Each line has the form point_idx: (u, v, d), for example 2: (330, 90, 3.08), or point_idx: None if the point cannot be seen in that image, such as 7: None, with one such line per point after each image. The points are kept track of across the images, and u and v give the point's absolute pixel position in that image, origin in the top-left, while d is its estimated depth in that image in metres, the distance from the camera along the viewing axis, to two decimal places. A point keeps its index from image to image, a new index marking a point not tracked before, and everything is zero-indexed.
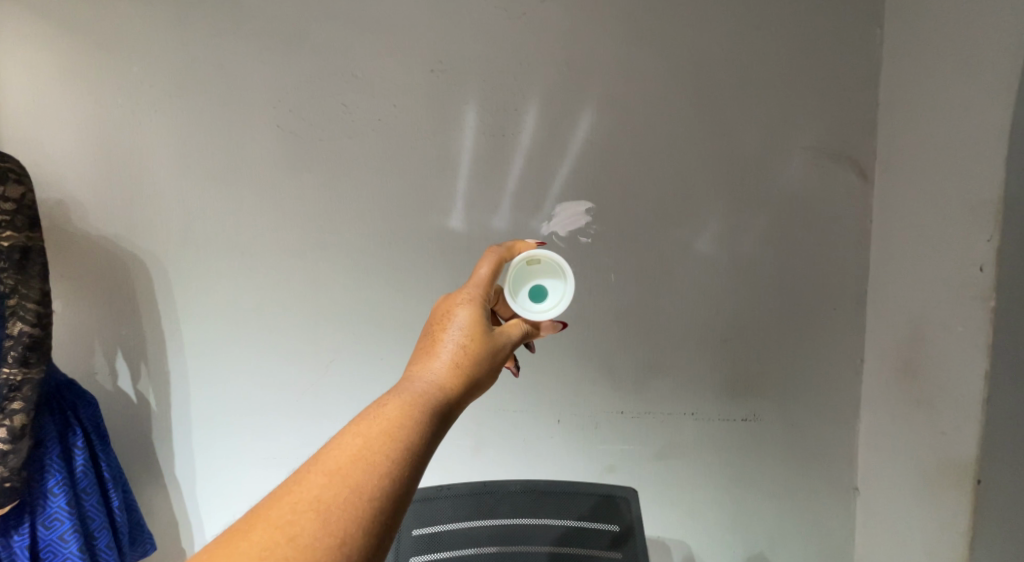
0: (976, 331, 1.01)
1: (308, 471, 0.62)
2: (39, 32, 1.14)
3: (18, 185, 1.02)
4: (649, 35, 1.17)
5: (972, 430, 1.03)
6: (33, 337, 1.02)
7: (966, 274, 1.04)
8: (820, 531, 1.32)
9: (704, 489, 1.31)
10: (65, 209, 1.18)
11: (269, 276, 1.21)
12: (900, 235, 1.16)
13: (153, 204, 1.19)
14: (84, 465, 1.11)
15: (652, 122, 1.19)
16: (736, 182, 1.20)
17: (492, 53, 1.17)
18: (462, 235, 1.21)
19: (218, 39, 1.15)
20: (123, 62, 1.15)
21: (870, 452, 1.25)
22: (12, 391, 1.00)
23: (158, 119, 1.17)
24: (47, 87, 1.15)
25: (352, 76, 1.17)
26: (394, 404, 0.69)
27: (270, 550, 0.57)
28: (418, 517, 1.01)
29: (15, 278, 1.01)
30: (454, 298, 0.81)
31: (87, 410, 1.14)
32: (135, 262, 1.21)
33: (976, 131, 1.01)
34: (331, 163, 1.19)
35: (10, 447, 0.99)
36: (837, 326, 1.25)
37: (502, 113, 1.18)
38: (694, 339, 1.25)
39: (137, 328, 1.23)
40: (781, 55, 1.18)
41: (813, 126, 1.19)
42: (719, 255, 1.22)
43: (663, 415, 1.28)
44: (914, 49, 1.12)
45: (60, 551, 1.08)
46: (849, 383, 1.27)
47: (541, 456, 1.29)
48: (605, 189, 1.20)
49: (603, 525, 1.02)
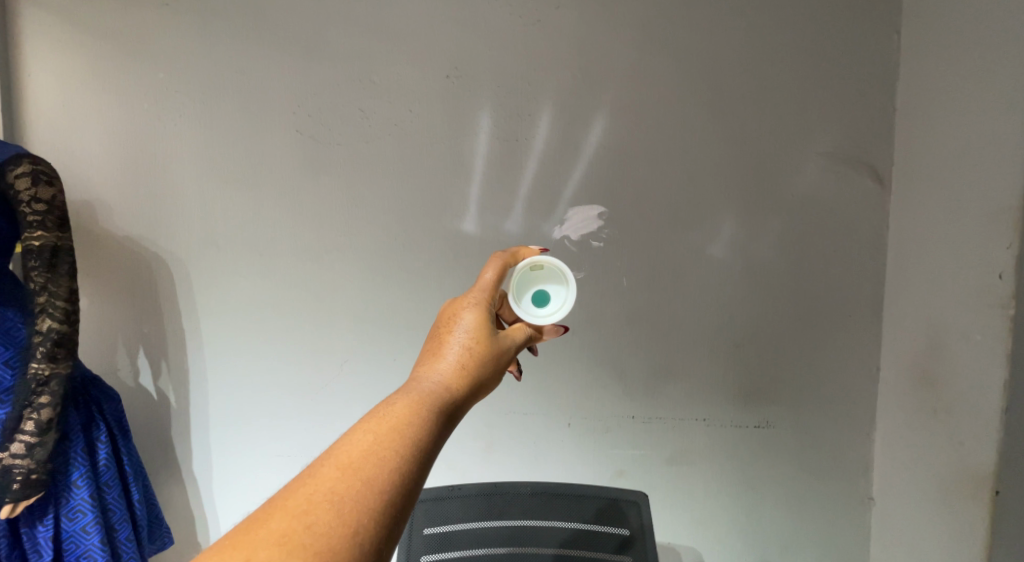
0: (994, 340, 1.01)
1: (322, 465, 0.64)
2: (70, 39, 1.18)
3: (49, 186, 1.06)
4: (662, 41, 1.17)
5: (990, 439, 1.02)
6: (61, 333, 1.05)
7: (983, 282, 1.03)
8: (833, 540, 1.30)
9: (716, 494, 1.30)
10: (92, 209, 1.22)
11: (286, 276, 1.24)
12: (918, 242, 1.15)
13: (176, 207, 1.22)
14: (107, 459, 1.15)
15: (665, 126, 1.19)
16: (750, 188, 1.20)
17: (507, 59, 1.18)
18: (474, 238, 1.22)
19: (240, 47, 1.18)
20: (149, 67, 1.19)
21: (886, 461, 1.24)
22: (41, 385, 1.04)
23: (182, 123, 1.20)
24: (76, 93, 1.19)
25: (369, 82, 1.19)
26: (403, 402, 0.70)
27: (288, 537, 0.59)
28: (431, 516, 1.02)
29: (45, 276, 1.05)
30: (459, 301, 0.83)
31: (110, 406, 1.18)
32: (158, 262, 1.24)
33: (995, 139, 1.01)
34: (347, 166, 1.21)
35: (37, 440, 1.03)
36: (852, 333, 1.24)
37: (516, 117, 1.19)
38: (706, 344, 1.25)
39: (159, 326, 1.26)
40: (797, 61, 1.18)
41: (829, 130, 1.19)
42: (731, 260, 1.22)
43: (675, 421, 1.28)
44: (933, 54, 1.11)
45: (83, 543, 1.11)
46: (864, 391, 1.25)
47: (551, 459, 1.29)
48: (618, 194, 1.21)
49: (612, 528, 1.02)
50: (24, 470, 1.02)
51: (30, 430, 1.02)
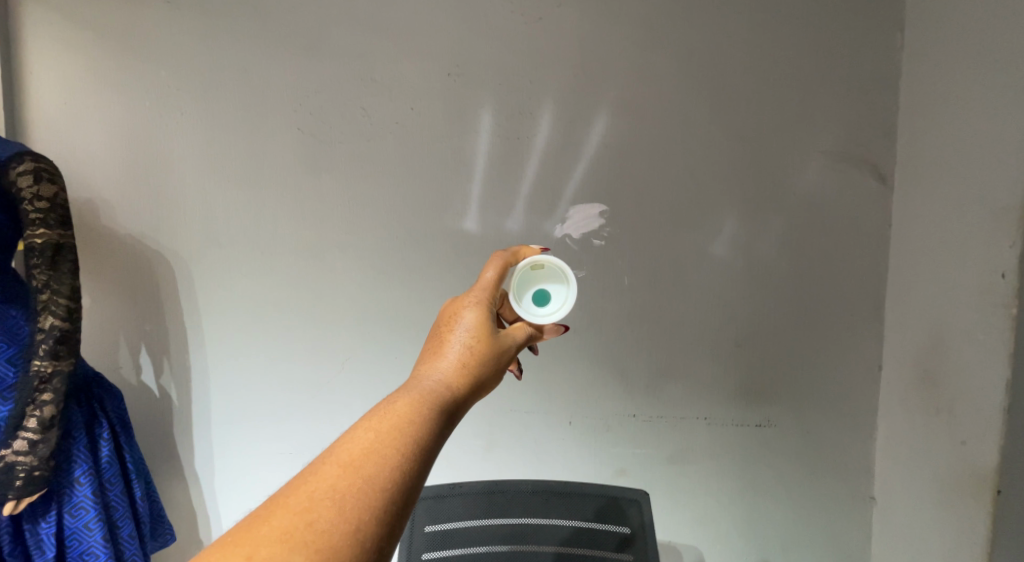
0: (997, 339, 1.01)
1: (323, 463, 0.64)
2: (72, 37, 1.18)
3: (51, 184, 1.07)
4: (664, 38, 1.17)
5: (993, 438, 1.02)
6: (64, 330, 1.06)
7: (986, 281, 1.03)
8: (834, 539, 1.30)
9: (717, 493, 1.30)
10: (93, 207, 1.22)
11: (288, 274, 1.24)
12: (921, 241, 1.14)
13: (178, 205, 1.22)
14: (110, 455, 1.15)
15: (667, 124, 1.19)
16: (752, 186, 1.20)
17: (508, 56, 1.18)
18: (476, 237, 1.22)
19: (242, 45, 1.18)
20: (151, 65, 1.19)
21: (887, 460, 1.24)
22: (43, 382, 1.04)
23: (183, 121, 1.20)
24: (78, 91, 1.19)
25: (371, 80, 1.19)
26: (404, 400, 0.70)
27: (289, 534, 0.59)
28: (432, 514, 1.02)
29: (47, 274, 1.05)
30: (460, 301, 0.83)
31: (113, 403, 1.18)
32: (160, 259, 1.24)
33: (999, 137, 1.00)
34: (349, 164, 1.21)
35: (40, 437, 1.03)
36: (854, 332, 1.23)
37: (518, 115, 1.19)
38: (707, 343, 1.24)
39: (161, 324, 1.26)
40: (799, 59, 1.17)
41: (831, 129, 1.18)
42: (733, 258, 1.21)
43: (676, 419, 1.28)
44: (936, 52, 1.11)
45: (85, 539, 1.11)
46: (866, 390, 1.25)
47: (553, 458, 1.29)
48: (620, 191, 1.20)
49: (612, 526, 1.03)
50: (27, 467, 1.02)
51: (33, 427, 1.03)
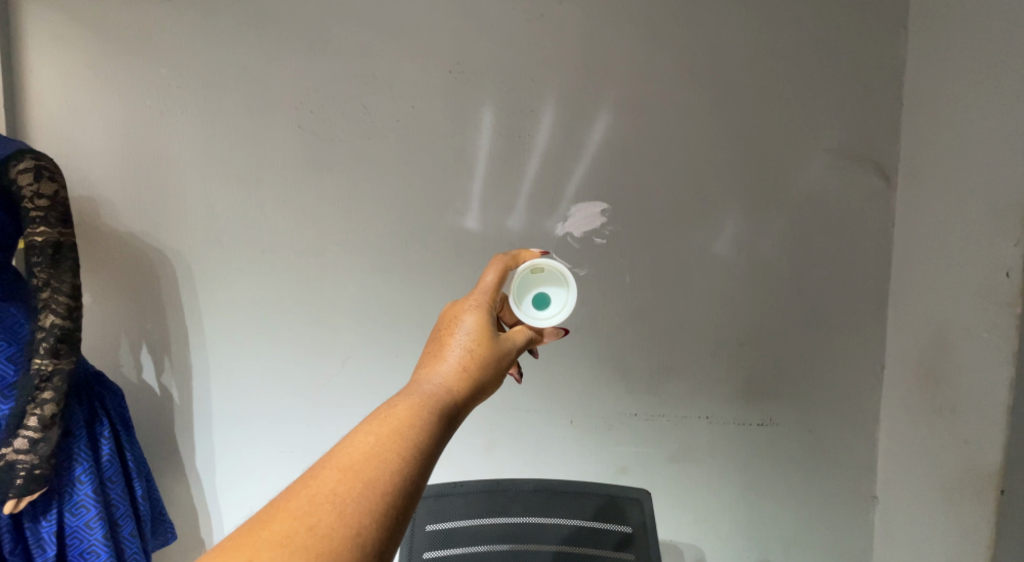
0: (1000, 338, 1.00)
1: (323, 467, 0.64)
2: (73, 34, 1.18)
3: (51, 182, 1.06)
4: (666, 36, 1.16)
5: (996, 438, 1.01)
6: (64, 328, 1.06)
7: (990, 280, 1.02)
8: (836, 538, 1.30)
9: (718, 492, 1.30)
10: (94, 205, 1.22)
11: (289, 273, 1.24)
12: (924, 240, 1.14)
13: (178, 203, 1.22)
14: (110, 454, 1.15)
15: (669, 122, 1.18)
16: (755, 185, 1.19)
17: (510, 54, 1.17)
18: (477, 235, 1.22)
19: (243, 42, 1.18)
20: (151, 63, 1.18)
21: (890, 459, 1.23)
22: (44, 381, 1.04)
23: (184, 118, 1.20)
24: (78, 89, 1.19)
25: (372, 77, 1.18)
26: (404, 404, 0.70)
27: (289, 538, 0.59)
28: (433, 513, 1.02)
29: (47, 272, 1.05)
30: (460, 304, 0.82)
31: (113, 402, 1.18)
32: (160, 258, 1.24)
33: (1003, 135, 0.99)
34: (350, 163, 1.21)
35: (40, 436, 1.03)
36: (857, 330, 1.23)
37: (519, 113, 1.19)
38: (709, 342, 1.24)
39: (162, 322, 1.26)
40: (802, 56, 1.16)
41: (834, 126, 1.17)
42: (735, 257, 1.21)
43: (678, 419, 1.27)
44: (941, 50, 1.10)
45: (86, 538, 1.11)
46: (869, 389, 1.25)
47: (554, 456, 1.29)
48: (622, 190, 1.20)
49: (613, 526, 1.02)
50: (28, 465, 1.02)
51: (33, 426, 1.02)
